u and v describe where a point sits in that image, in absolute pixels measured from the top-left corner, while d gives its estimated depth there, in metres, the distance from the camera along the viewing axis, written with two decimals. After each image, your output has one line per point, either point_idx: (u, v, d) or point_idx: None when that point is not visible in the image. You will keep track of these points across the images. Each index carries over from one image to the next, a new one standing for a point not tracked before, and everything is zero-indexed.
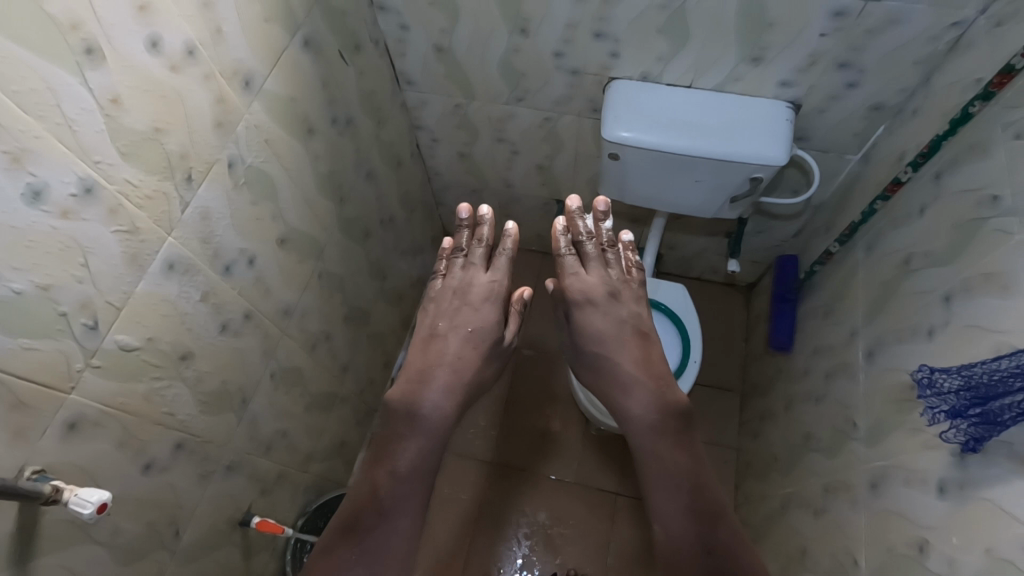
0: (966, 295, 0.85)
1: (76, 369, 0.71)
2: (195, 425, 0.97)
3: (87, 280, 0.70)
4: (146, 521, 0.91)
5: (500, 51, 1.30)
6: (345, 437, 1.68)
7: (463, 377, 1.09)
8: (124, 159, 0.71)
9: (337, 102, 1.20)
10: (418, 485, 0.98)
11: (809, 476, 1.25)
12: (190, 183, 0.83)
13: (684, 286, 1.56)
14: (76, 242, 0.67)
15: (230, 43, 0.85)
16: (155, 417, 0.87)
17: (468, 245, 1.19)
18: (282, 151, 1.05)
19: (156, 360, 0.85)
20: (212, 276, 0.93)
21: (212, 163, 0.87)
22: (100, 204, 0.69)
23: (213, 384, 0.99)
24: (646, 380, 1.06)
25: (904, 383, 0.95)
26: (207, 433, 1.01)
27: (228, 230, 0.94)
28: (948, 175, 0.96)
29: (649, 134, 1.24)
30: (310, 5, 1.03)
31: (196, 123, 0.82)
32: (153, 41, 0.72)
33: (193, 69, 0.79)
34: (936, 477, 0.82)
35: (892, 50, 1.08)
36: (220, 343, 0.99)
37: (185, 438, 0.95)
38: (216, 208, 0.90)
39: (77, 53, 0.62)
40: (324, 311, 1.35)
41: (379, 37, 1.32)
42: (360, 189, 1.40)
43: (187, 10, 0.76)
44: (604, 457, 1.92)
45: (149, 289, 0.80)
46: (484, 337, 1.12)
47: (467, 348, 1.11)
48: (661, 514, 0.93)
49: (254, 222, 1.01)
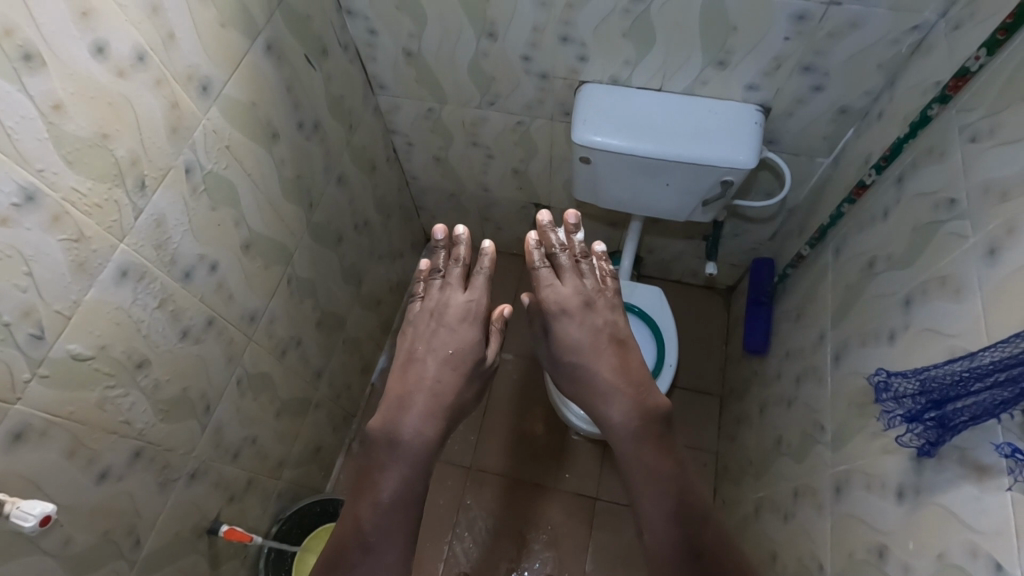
0: (923, 299, 0.85)
1: (22, 380, 0.70)
2: (154, 433, 0.96)
3: (32, 289, 0.69)
4: (101, 531, 0.90)
5: (469, 55, 1.29)
6: (321, 442, 1.67)
7: (445, 402, 1.06)
8: (69, 166, 0.71)
9: (304, 107, 1.20)
10: (401, 515, 0.98)
11: (780, 479, 1.25)
12: (144, 191, 0.83)
13: (659, 289, 1.56)
14: (18, 251, 0.66)
15: (183, 48, 0.84)
16: (109, 426, 0.86)
17: (445, 265, 1.17)
18: (244, 155, 1.04)
19: (109, 369, 0.84)
20: (169, 283, 0.92)
21: (167, 169, 0.87)
22: (43, 212, 0.68)
23: (172, 391, 0.98)
24: (625, 387, 1.04)
25: (866, 386, 0.95)
26: (168, 440, 1.00)
27: (186, 236, 0.94)
28: (909, 178, 0.96)
29: (618, 138, 1.24)
30: (271, 10, 1.03)
31: (147, 129, 0.81)
32: (98, 48, 0.71)
33: (141, 74, 0.78)
34: (894, 481, 0.82)
35: (854, 53, 1.08)
36: (180, 350, 0.98)
37: (143, 446, 0.94)
38: (173, 215, 0.90)
39: (13, 60, 0.62)
40: (295, 316, 1.34)
41: (348, 41, 1.32)
42: (331, 194, 1.40)
43: (134, 16, 0.75)
44: (585, 461, 1.91)
45: (101, 297, 0.79)
46: (465, 358, 1.09)
47: (447, 371, 1.08)
48: (650, 525, 0.93)
49: (214, 227, 1.00)
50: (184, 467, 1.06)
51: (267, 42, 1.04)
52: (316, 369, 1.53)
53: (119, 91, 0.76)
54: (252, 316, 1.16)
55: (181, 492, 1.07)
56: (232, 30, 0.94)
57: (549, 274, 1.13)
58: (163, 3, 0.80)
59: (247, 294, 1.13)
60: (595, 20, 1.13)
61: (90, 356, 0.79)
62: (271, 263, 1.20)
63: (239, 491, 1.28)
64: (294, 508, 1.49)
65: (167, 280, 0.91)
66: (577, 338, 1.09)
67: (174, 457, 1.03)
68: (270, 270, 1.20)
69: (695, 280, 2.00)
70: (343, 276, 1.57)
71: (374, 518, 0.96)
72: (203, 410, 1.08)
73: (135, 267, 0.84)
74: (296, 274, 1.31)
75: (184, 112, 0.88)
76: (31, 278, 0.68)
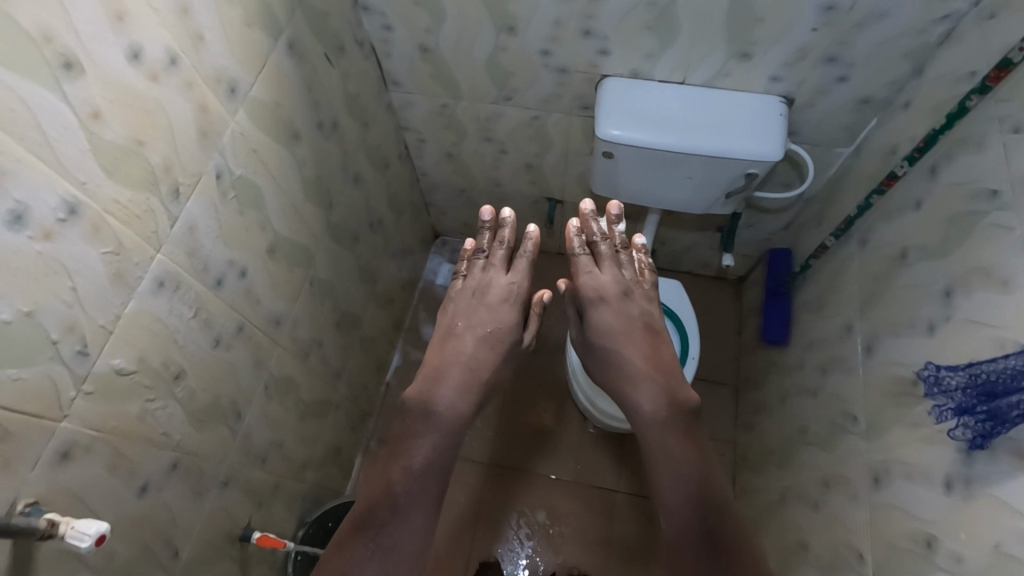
0: (968, 290, 0.86)
1: (68, 397, 0.69)
2: (189, 443, 0.94)
3: (76, 304, 0.67)
4: (141, 544, 0.88)
5: (487, 50, 1.27)
6: (340, 443, 1.66)
7: (479, 377, 1.06)
8: (108, 177, 0.69)
9: (322, 106, 1.18)
10: (433, 485, 0.94)
11: (806, 468, 1.26)
12: (178, 199, 0.81)
13: (679, 283, 1.57)
14: (62, 266, 0.65)
15: (210, 49, 0.82)
16: (149, 438, 0.85)
17: (490, 246, 1.17)
18: (268, 158, 1.02)
19: (148, 382, 0.82)
20: (202, 291, 0.90)
21: (199, 176, 0.85)
22: (84, 223, 0.66)
23: (205, 400, 0.96)
24: (656, 376, 1.05)
25: (904, 377, 0.95)
26: (202, 450, 0.98)
27: (216, 243, 0.92)
28: (944, 168, 0.96)
29: (640, 133, 1.23)
30: (291, 8, 1.00)
31: (179, 134, 0.79)
32: (132, 52, 0.69)
33: (172, 79, 0.76)
34: (942, 472, 0.82)
35: (880, 44, 1.07)
36: (212, 359, 0.96)
37: (180, 457, 0.93)
38: (204, 222, 0.88)
39: (54, 69, 0.60)
40: (315, 318, 1.33)
41: (363, 38, 1.29)
42: (347, 194, 1.38)
43: (164, 18, 0.73)
44: (604, 454, 1.91)
45: (140, 308, 0.78)
46: (501, 338, 1.10)
47: (483, 348, 1.08)
48: (668, 509, 0.91)
49: (242, 233, 0.98)
50: (217, 476, 1.05)
51: (288, 42, 1.02)
52: (336, 370, 1.51)
53: (152, 96, 0.73)
54: (276, 320, 1.14)
55: (214, 501, 1.06)
56: (255, 29, 0.92)
57: (592, 261, 1.15)
58: (190, 4, 0.77)
59: (272, 298, 1.11)
60: (619, 13, 1.12)
61: (129, 369, 0.78)
62: (294, 265, 1.18)
63: (267, 496, 1.27)
64: (319, 512, 1.48)
65: (199, 289, 0.89)
66: (614, 325, 1.10)
67: (207, 467, 1.01)
68: (293, 272, 1.18)
69: (707, 271, 2.00)
70: (359, 275, 1.56)
71: (403, 489, 0.91)
72: (233, 418, 1.06)
73: (170, 278, 0.82)
74: (317, 276, 1.29)
75: (213, 115, 0.85)
76: (75, 292, 0.67)
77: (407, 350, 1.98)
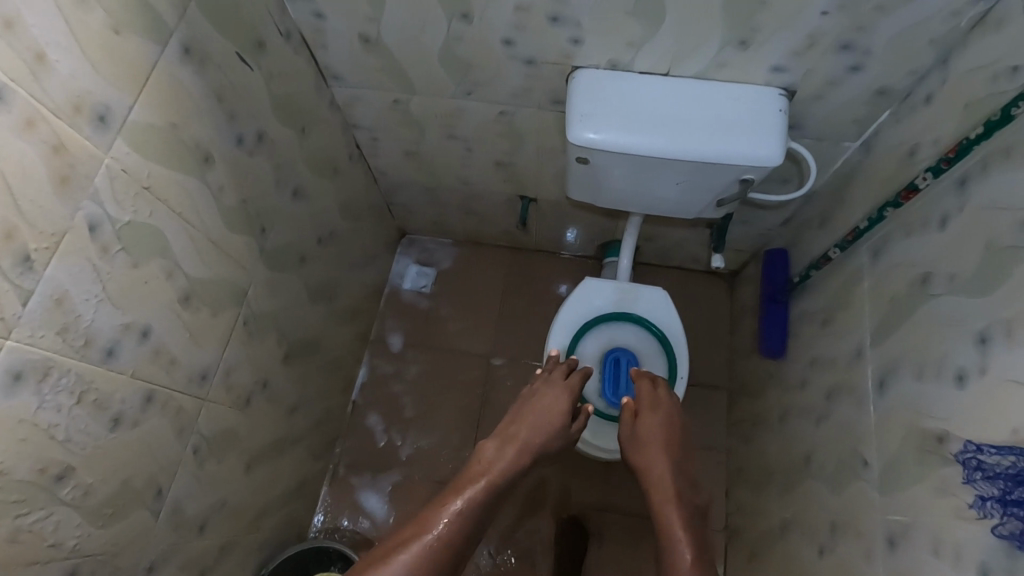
0: (1005, 342, 0.70)
1: None
2: (91, 543, 0.79)
3: None
4: None
5: (440, 40, 1.07)
6: (304, 477, 1.52)
7: (520, 460, 1.12)
8: None
9: (242, 117, 0.98)
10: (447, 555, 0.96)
11: (807, 504, 1.15)
12: (29, 268, 0.63)
13: (664, 290, 1.40)
14: None
15: (58, 72, 0.63)
16: (29, 556, 0.69)
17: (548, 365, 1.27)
18: (170, 192, 0.83)
19: (16, 495, 0.66)
20: (86, 368, 0.73)
21: (61, 233, 0.67)
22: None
23: (110, 490, 0.81)
24: (676, 495, 1.09)
25: (926, 431, 0.81)
26: (112, 543, 0.84)
27: (101, 307, 0.74)
28: (976, 184, 0.80)
29: (621, 137, 1.06)
30: (184, 2, 0.80)
31: (22, 187, 0.61)
32: None
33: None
34: (975, 557, 0.70)
35: (905, 28, 0.90)
36: (112, 441, 0.80)
37: (78, 562, 0.78)
38: (79, 288, 0.70)
39: None
40: (256, 359, 1.16)
41: (291, 27, 1.08)
42: (288, 212, 1.19)
43: None
44: (596, 469, 1.67)
45: None
46: (548, 434, 1.16)
47: (532, 437, 1.15)
48: None
49: (140, 289, 0.80)
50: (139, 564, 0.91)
51: (184, 46, 0.82)
52: (290, 406, 1.35)
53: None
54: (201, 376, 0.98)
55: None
56: (127, 37, 0.72)
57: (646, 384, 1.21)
58: (18, 13, 0.58)
59: (193, 352, 0.95)
60: None
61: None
62: (221, 308, 1.00)
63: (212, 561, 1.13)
64: (280, 560, 1.35)
65: (83, 369, 0.73)
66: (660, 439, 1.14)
67: (122, 558, 0.87)
68: (220, 317, 1.00)
69: (694, 265, 1.84)
70: (312, 298, 1.38)
71: (419, 552, 0.93)
72: (155, 497, 0.91)
73: (26, 370, 0.65)
74: (253, 313, 1.12)
75: (78, 156, 0.67)
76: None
77: (375, 364, 1.82)
